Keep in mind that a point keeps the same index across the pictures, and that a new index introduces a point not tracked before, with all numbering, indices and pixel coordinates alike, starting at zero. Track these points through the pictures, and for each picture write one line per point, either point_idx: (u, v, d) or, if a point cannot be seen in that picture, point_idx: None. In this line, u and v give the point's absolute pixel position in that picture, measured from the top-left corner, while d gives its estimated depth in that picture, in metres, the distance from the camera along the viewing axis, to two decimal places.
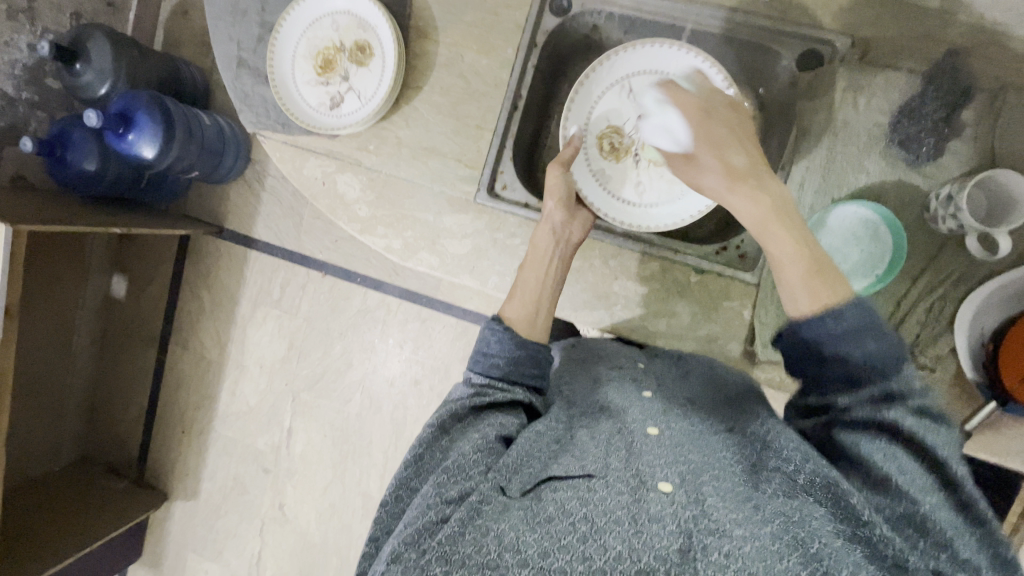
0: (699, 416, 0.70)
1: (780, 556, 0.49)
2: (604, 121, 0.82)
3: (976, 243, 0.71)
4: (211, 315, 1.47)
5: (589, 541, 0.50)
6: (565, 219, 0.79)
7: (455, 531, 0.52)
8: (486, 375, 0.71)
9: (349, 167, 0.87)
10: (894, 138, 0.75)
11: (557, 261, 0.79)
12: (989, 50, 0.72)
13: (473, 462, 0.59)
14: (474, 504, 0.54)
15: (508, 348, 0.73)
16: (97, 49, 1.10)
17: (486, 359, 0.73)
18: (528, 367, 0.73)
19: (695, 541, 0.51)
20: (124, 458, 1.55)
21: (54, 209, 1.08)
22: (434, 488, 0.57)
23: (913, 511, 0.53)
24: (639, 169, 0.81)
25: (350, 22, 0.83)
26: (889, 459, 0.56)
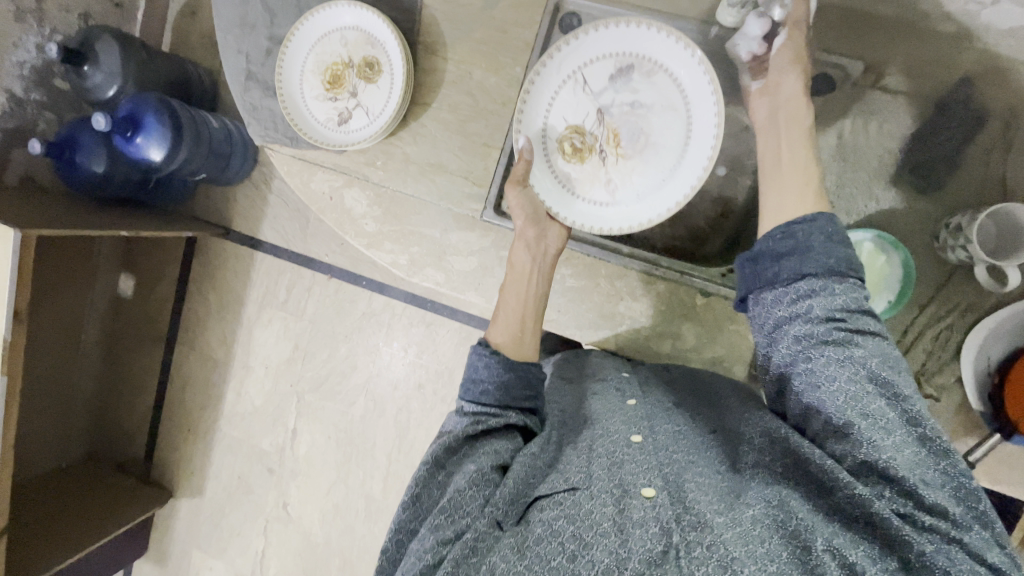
0: (683, 420, 0.68)
1: (761, 539, 0.50)
2: (561, 122, 0.78)
3: (983, 272, 0.71)
4: (218, 316, 1.47)
5: (579, 558, 0.50)
6: (538, 235, 0.79)
7: (450, 572, 0.51)
8: (476, 403, 0.70)
9: (357, 182, 0.87)
10: (904, 165, 0.75)
11: (538, 276, 0.79)
12: (1003, 78, 0.72)
13: (470, 497, 0.57)
14: (470, 541, 0.53)
15: (496, 373, 0.71)
16: (105, 52, 1.09)
17: (475, 385, 0.71)
18: (518, 390, 0.70)
19: (675, 539, 0.51)
20: (131, 454, 1.57)
21: (62, 211, 1.09)
22: (431, 530, 0.55)
23: (875, 459, 0.52)
24: (608, 165, 0.78)
25: (358, 38, 0.82)
26: (846, 402, 0.54)
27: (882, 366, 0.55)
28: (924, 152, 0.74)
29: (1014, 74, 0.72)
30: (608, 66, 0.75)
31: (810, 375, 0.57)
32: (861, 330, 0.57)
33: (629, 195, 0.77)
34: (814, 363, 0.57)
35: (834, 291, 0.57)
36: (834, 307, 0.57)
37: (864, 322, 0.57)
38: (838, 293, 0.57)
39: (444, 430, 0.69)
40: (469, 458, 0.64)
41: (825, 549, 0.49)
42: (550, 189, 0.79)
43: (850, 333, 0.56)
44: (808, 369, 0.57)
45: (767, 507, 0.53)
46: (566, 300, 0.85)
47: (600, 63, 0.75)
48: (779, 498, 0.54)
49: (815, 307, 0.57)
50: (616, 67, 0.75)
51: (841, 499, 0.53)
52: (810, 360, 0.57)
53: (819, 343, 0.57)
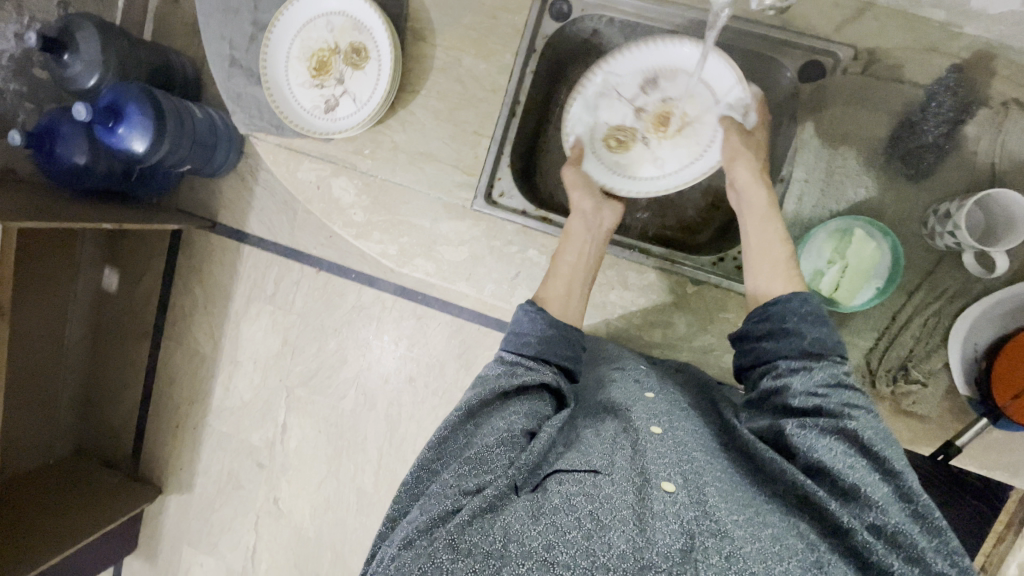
0: (701, 422, 0.68)
1: (780, 558, 0.49)
2: (602, 122, 0.83)
3: (972, 258, 0.71)
4: (205, 310, 1.45)
5: (593, 538, 0.48)
6: (594, 207, 0.81)
7: (465, 521, 0.50)
8: (517, 351, 0.71)
9: (344, 171, 0.86)
10: (894, 153, 0.75)
11: (590, 243, 0.79)
12: (992, 65, 0.72)
13: (496, 455, 0.57)
14: (489, 498, 0.52)
15: (540, 328, 0.72)
16: (85, 39, 1.07)
17: (517, 339, 0.72)
18: (562, 349, 0.71)
19: (696, 542, 0.49)
20: (118, 451, 1.55)
21: (43, 203, 1.07)
22: (452, 479, 0.55)
23: (884, 522, 0.52)
24: (651, 148, 0.82)
25: (344, 23, 0.81)
26: (851, 467, 0.56)
27: (875, 440, 0.57)
28: (915, 138, 0.74)
29: (1003, 61, 0.72)
30: (631, 66, 0.79)
31: (805, 438, 0.58)
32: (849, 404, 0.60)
33: (677, 168, 0.81)
34: (810, 432, 0.58)
35: (824, 366, 0.62)
36: (823, 384, 0.61)
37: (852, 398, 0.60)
38: (818, 370, 0.62)
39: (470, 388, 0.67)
40: (495, 415, 0.62)
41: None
42: (605, 175, 0.84)
43: (844, 407, 0.59)
44: (802, 436, 0.58)
45: (785, 531, 0.52)
46: None
47: (624, 65, 0.79)
48: (798, 527, 0.54)
49: (803, 381, 0.62)
50: (636, 67, 0.79)
51: (855, 541, 0.52)
52: (806, 430, 0.59)
53: (817, 415, 0.59)
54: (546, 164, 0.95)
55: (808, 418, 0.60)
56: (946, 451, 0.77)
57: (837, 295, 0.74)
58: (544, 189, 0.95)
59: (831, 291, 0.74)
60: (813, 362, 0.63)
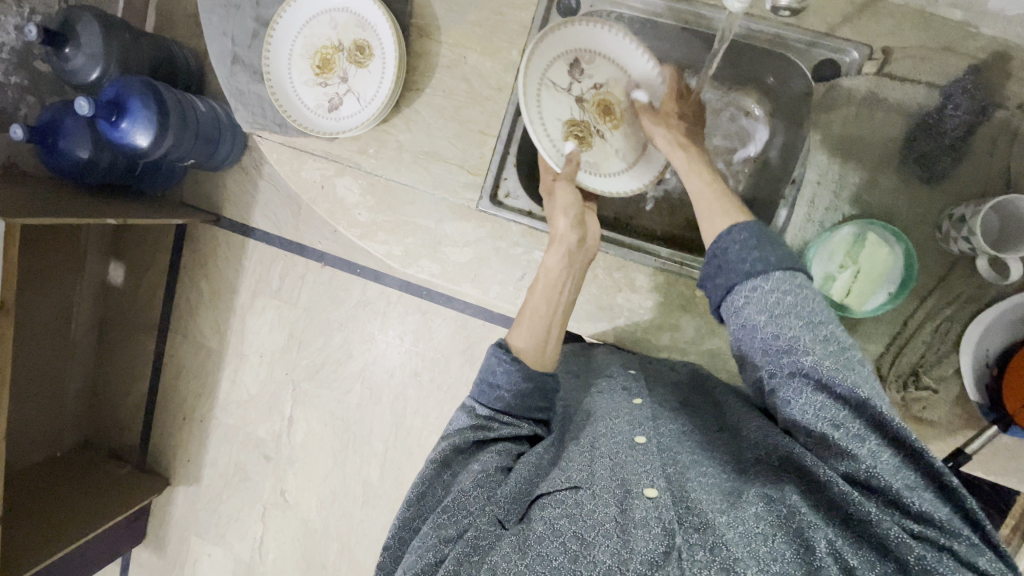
0: (689, 419, 0.68)
1: (765, 537, 0.49)
2: (557, 122, 0.76)
3: (985, 264, 0.70)
4: (210, 304, 1.45)
5: (580, 559, 0.49)
6: (580, 238, 0.72)
7: (451, 571, 0.50)
8: (491, 406, 0.65)
9: (348, 171, 0.85)
10: (908, 156, 0.74)
11: (569, 283, 0.73)
12: (1009, 66, 0.71)
13: (473, 498, 0.56)
14: (471, 539, 0.52)
15: (516, 381, 0.64)
16: (87, 32, 1.06)
17: (491, 388, 0.65)
18: (535, 401, 0.65)
19: (679, 539, 0.50)
20: (126, 443, 1.56)
21: (47, 198, 1.06)
22: (432, 529, 0.54)
23: (857, 470, 0.51)
24: (608, 141, 0.79)
25: (348, 20, 0.80)
26: (820, 416, 0.52)
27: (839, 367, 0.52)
28: (931, 141, 0.74)
29: (1021, 62, 0.71)
30: (562, 64, 0.76)
31: (783, 391, 0.55)
32: (811, 326, 0.54)
33: (636, 155, 0.80)
34: (779, 378, 0.55)
35: (777, 291, 0.55)
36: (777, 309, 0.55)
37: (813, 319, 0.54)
38: (771, 291, 0.55)
39: (446, 430, 0.66)
40: (472, 458, 0.62)
41: (827, 551, 0.48)
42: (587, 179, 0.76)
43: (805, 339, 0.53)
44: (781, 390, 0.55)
45: (768, 505, 0.52)
46: None
47: (556, 63, 0.75)
48: (781, 495, 0.52)
49: (759, 314, 0.55)
50: (566, 64, 0.76)
51: (834, 493, 0.51)
52: (780, 380, 0.55)
53: (782, 355, 0.54)
54: None
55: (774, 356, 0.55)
56: (956, 458, 0.78)
57: (848, 300, 0.73)
58: None
59: (841, 296, 0.73)
60: (763, 285, 0.56)
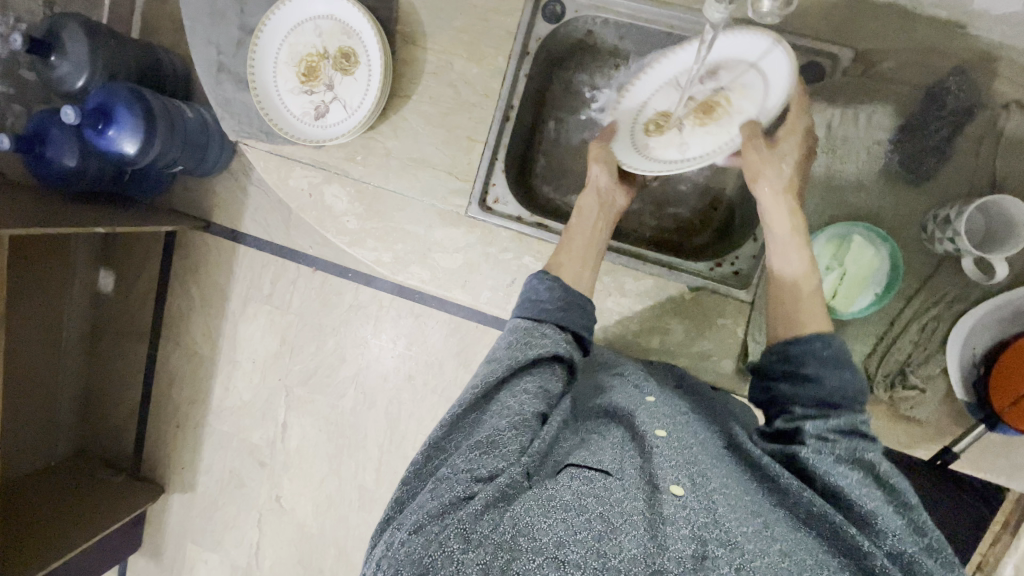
0: (701, 427, 0.66)
1: (790, 572, 0.48)
2: (652, 101, 0.78)
3: (971, 263, 0.71)
4: (202, 311, 1.45)
5: (604, 540, 0.49)
6: (610, 185, 0.81)
7: (478, 510, 0.49)
8: (532, 318, 0.69)
9: (336, 178, 0.85)
10: (894, 157, 0.74)
11: (602, 223, 0.80)
12: (992, 67, 0.71)
13: (508, 438, 0.56)
14: (502, 486, 0.52)
15: (558, 297, 0.70)
16: (72, 40, 1.05)
17: (534, 307, 0.70)
18: (574, 318, 0.70)
19: (708, 550, 0.49)
20: (120, 451, 1.55)
21: (34, 207, 1.05)
22: (464, 463, 0.54)
23: (900, 551, 0.51)
24: (682, 133, 0.76)
25: (333, 27, 0.79)
26: (865, 493, 0.54)
27: (890, 474, 0.57)
28: (920, 142, 0.73)
29: (1005, 62, 0.71)
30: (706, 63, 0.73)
31: (822, 463, 0.57)
32: (855, 433, 0.59)
33: (697, 154, 0.75)
34: (826, 456, 0.57)
35: (841, 414, 0.60)
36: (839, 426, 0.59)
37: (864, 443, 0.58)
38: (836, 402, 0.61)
39: (481, 366, 0.66)
40: (508, 393, 0.62)
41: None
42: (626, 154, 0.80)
43: (861, 442, 0.58)
44: (815, 456, 0.57)
45: (795, 546, 0.52)
46: None
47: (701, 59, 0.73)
48: (807, 545, 0.52)
49: (821, 423, 0.59)
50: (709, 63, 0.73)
51: (872, 564, 0.51)
52: (822, 453, 0.57)
53: (834, 441, 0.58)
54: (541, 166, 0.94)
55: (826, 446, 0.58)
56: (942, 456, 0.78)
57: (834, 302, 0.73)
58: (539, 192, 0.94)
59: (829, 298, 0.73)
60: (830, 411, 0.60)
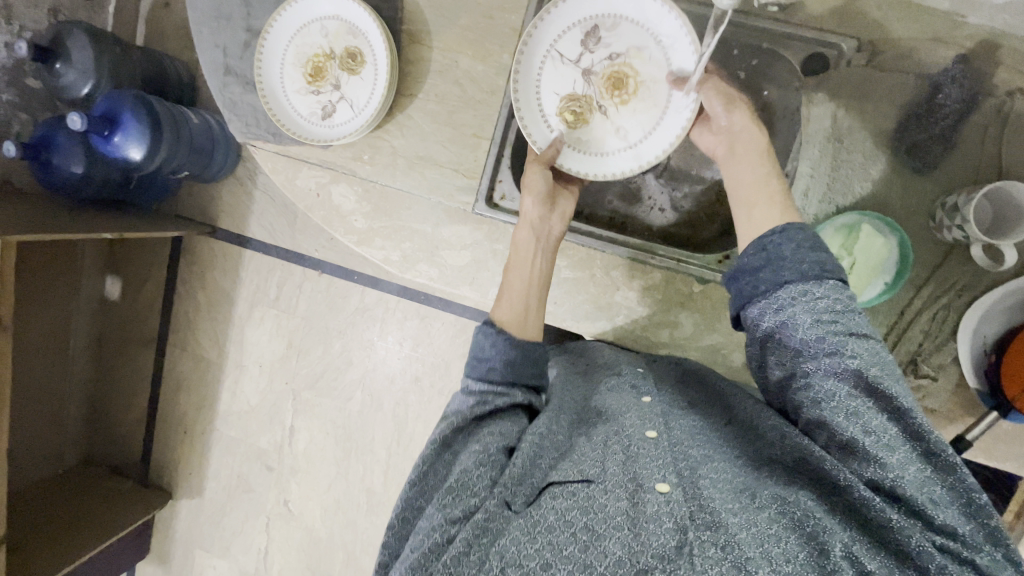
0: (694, 423, 0.66)
1: (778, 540, 0.50)
2: (554, 95, 0.78)
3: (979, 251, 0.70)
4: (209, 316, 1.45)
5: (590, 549, 0.49)
6: (542, 215, 0.77)
7: (461, 551, 0.50)
8: (484, 381, 0.66)
9: (343, 178, 0.85)
10: (899, 146, 0.75)
11: (541, 256, 0.76)
12: (997, 55, 0.72)
13: (477, 477, 0.56)
14: (481, 522, 0.52)
15: (503, 350, 0.67)
16: (76, 48, 1.05)
17: (481, 365, 0.68)
18: (524, 367, 0.68)
19: (689, 536, 0.50)
20: (127, 458, 1.55)
21: (42, 214, 1.06)
22: (438, 509, 0.54)
23: (881, 478, 0.51)
24: (611, 117, 0.78)
25: (339, 28, 0.80)
26: (850, 419, 0.53)
27: (881, 376, 0.54)
28: (925, 131, 0.74)
29: (1008, 50, 0.71)
30: (576, 34, 0.76)
31: (811, 391, 0.55)
32: (843, 322, 0.55)
33: (641, 136, 0.78)
34: (812, 377, 0.56)
35: (820, 298, 0.56)
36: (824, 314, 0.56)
37: (854, 327, 0.55)
38: (823, 296, 0.56)
39: (446, 412, 0.66)
40: (473, 437, 0.62)
41: (843, 554, 0.49)
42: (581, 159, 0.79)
43: (846, 344, 0.54)
44: (807, 387, 0.56)
45: (782, 508, 0.52)
46: (562, 293, 0.85)
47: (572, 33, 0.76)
48: (795, 497, 0.53)
49: (805, 315, 0.56)
50: (581, 32, 0.76)
51: (852, 498, 0.51)
52: (809, 378, 0.56)
53: (817, 356, 0.55)
54: None
55: (812, 356, 0.56)
56: (955, 445, 0.76)
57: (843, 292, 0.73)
58: None
59: None
60: (814, 287, 0.57)
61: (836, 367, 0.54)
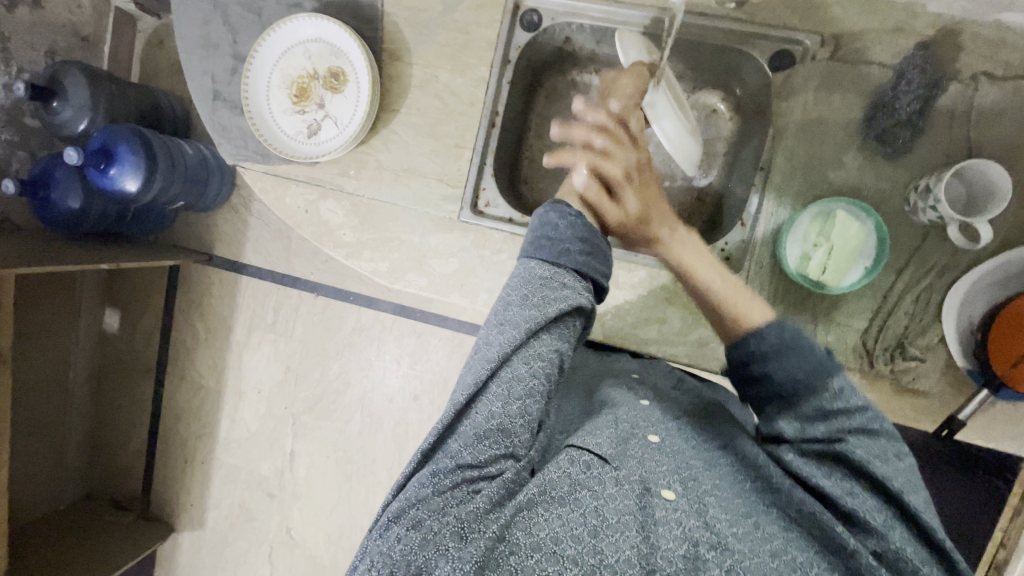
0: (695, 434, 0.64)
1: (781, 572, 0.48)
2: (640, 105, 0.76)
3: (957, 231, 0.73)
4: (206, 344, 1.45)
5: (600, 536, 0.47)
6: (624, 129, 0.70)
7: (479, 509, 0.48)
8: (551, 261, 0.58)
9: (331, 194, 0.89)
10: (869, 133, 0.77)
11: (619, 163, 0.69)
12: (958, 40, 0.74)
13: (518, 427, 0.53)
14: (506, 483, 0.50)
15: (581, 235, 0.60)
16: (73, 85, 1.09)
17: (553, 246, 0.59)
18: (598, 265, 0.60)
19: (698, 550, 0.48)
20: (127, 492, 1.54)
21: (40, 247, 1.08)
22: (462, 452, 0.51)
23: (886, 550, 0.50)
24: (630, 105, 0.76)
25: (322, 49, 0.83)
26: (849, 494, 0.52)
27: (875, 461, 0.53)
28: (891, 118, 0.75)
29: (970, 35, 0.74)
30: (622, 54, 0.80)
31: (808, 468, 0.55)
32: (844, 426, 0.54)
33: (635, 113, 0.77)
34: (808, 464, 0.55)
35: (805, 403, 0.55)
36: (812, 416, 0.55)
37: (845, 424, 0.54)
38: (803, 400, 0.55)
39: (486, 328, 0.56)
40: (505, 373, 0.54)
41: None
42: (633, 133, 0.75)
43: (834, 434, 0.54)
44: (804, 466, 0.55)
45: (786, 544, 0.51)
46: None
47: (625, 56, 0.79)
48: (795, 540, 0.52)
49: (793, 421, 0.56)
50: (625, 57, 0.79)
51: (859, 564, 0.49)
52: (809, 463, 0.55)
53: (817, 442, 0.54)
54: (530, 169, 0.97)
55: (808, 446, 0.55)
56: (950, 426, 0.79)
57: (824, 277, 0.74)
58: (530, 196, 0.96)
59: (818, 274, 0.74)
60: (794, 398, 0.56)
61: (828, 453, 0.54)
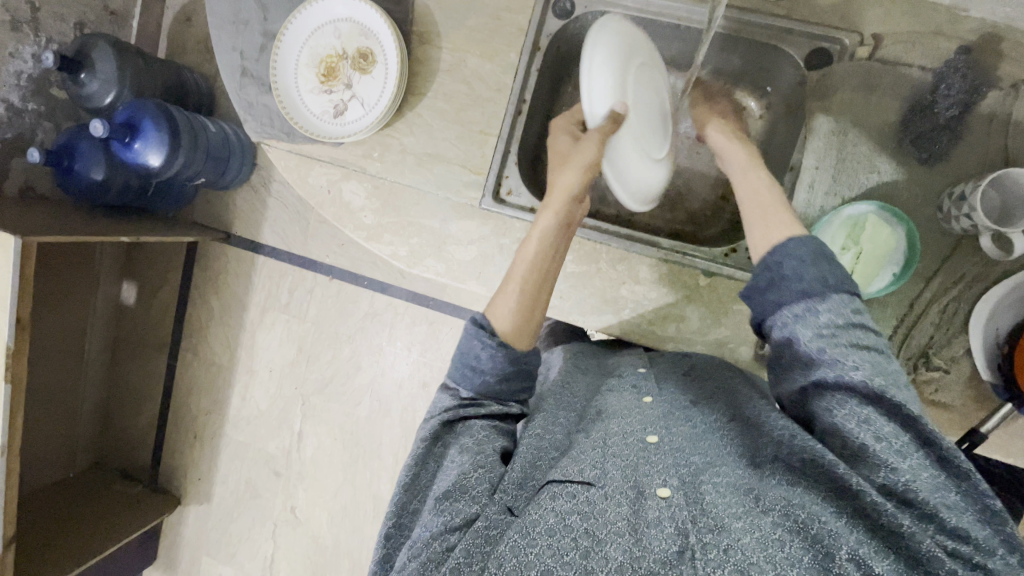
0: (699, 423, 0.64)
1: (782, 544, 0.47)
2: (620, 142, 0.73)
3: (989, 241, 0.71)
4: (220, 321, 1.46)
5: (591, 555, 0.47)
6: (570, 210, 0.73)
7: (461, 562, 0.49)
8: (473, 389, 0.67)
9: (355, 175, 0.87)
10: (906, 137, 0.75)
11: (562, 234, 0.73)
12: (999, 47, 0.72)
13: (475, 480, 0.56)
14: (482, 530, 0.51)
15: (499, 364, 0.66)
16: (101, 58, 1.09)
17: (474, 373, 0.67)
18: (519, 381, 0.68)
19: (692, 541, 0.49)
20: (137, 463, 1.56)
21: (63, 218, 1.08)
22: (437, 516, 0.54)
23: (893, 482, 0.49)
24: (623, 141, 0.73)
25: (351, 29, 0.84)
26: (862, 424, 0.52)
27: (886, 383, 0.53)
28: (927, 122, 0.74)
29: (1010, 42, 0.72)
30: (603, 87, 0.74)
31: (825, 400, 0.55)
32: (863, 350, 0.55)
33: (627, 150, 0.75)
34: (826, 388, 0.55)
35: (823, 306, 0.57)
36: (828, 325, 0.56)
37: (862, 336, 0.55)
38: (825, 310, 0.56)
39: (432, 418, 0.66)
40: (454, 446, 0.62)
41: (849, 557, 0.45)
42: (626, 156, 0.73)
43: (851, 347, 0.54)
44: (823, 398, 0.55)
45: (787, 507, 0.50)
46: (570, 287, 0.86)
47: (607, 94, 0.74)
48: (801, 499, 0.51)
49: (809, 328, 0.57)
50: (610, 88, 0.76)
51: (864, 502, 0.49)
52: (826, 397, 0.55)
53: (829, 360, 0.54)
54: None
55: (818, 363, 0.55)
56: (971, 438, 0.80)
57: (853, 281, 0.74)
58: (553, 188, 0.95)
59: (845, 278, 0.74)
60: (818, 302, 0.57)
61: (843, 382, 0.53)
